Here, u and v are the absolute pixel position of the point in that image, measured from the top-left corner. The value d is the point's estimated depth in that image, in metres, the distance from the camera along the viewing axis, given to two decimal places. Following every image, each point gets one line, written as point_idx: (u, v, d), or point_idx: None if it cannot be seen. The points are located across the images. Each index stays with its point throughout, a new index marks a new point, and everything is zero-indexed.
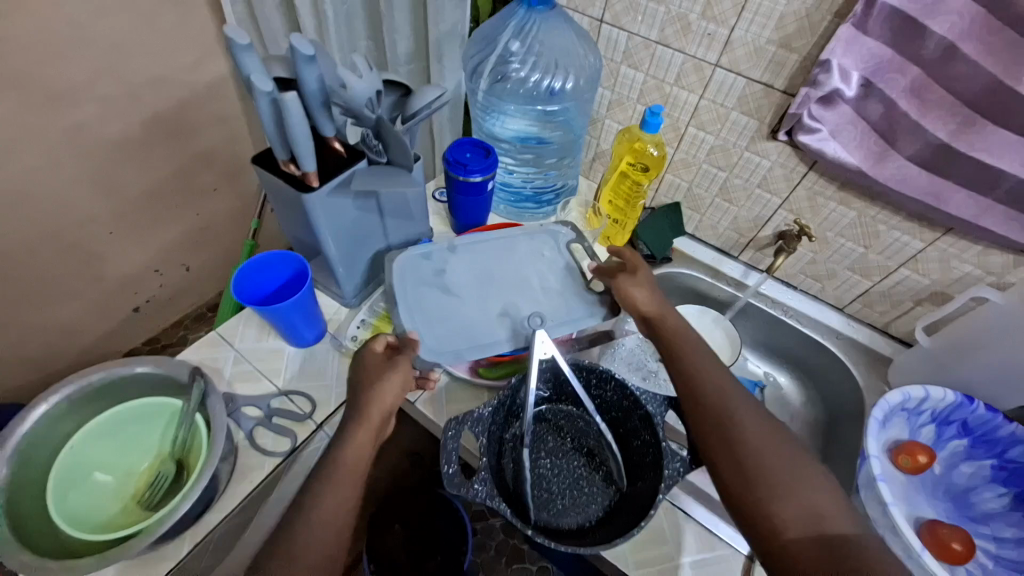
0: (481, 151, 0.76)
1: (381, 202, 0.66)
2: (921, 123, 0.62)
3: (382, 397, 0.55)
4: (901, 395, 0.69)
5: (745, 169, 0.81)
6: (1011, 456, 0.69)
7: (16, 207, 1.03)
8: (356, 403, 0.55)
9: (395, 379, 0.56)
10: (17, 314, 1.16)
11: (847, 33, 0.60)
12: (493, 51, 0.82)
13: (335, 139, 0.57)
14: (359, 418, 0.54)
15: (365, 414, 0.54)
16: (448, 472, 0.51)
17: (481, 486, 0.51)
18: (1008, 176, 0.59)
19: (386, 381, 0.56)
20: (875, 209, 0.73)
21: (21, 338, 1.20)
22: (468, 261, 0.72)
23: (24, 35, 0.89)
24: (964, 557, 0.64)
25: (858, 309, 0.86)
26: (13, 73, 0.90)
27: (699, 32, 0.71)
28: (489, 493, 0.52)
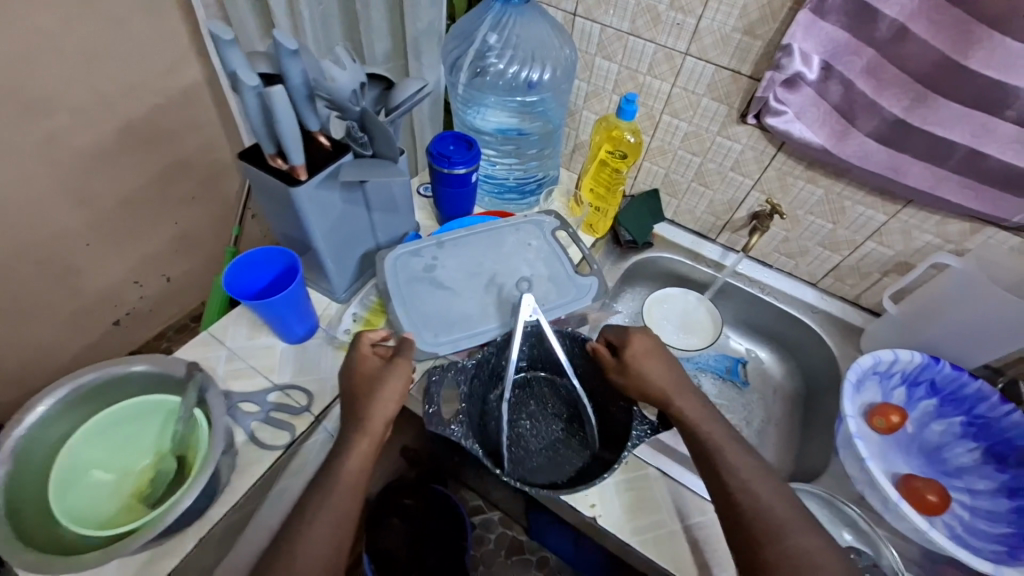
0: (463, 144, 0.78)
1: (368, 195, 0.67)
2: (878, 101, 0.66)
3: (383, 395, 0.55)
4: (873, 359, 0.74)
5: (717, 153, 0.84)
6: (979, 411, 0.73)
7: None
8: (354, 392, 0.56)
9: (398, 380, 0.57)
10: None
11: (806, 18, 0.63)
12: (471, 46, 0.84)
13: (320, 133, 0.59)
14: (362, 421, 0.54)
15: (368, 413, 0.54)
16: (429, 411, 0.57)
17: (457, 427, 0.57)
18: (959, 147, 0.64)
19: (389, 382, 0.56)
20: (841, 186, 0.77)
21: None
22: (456, 252, 0.74)
23: None
24: (938, 507, 0.68)
25: (830, 283, 0.90)
26: None
27: (668, 22, 0.74)
28: (464, 434, 0.57)
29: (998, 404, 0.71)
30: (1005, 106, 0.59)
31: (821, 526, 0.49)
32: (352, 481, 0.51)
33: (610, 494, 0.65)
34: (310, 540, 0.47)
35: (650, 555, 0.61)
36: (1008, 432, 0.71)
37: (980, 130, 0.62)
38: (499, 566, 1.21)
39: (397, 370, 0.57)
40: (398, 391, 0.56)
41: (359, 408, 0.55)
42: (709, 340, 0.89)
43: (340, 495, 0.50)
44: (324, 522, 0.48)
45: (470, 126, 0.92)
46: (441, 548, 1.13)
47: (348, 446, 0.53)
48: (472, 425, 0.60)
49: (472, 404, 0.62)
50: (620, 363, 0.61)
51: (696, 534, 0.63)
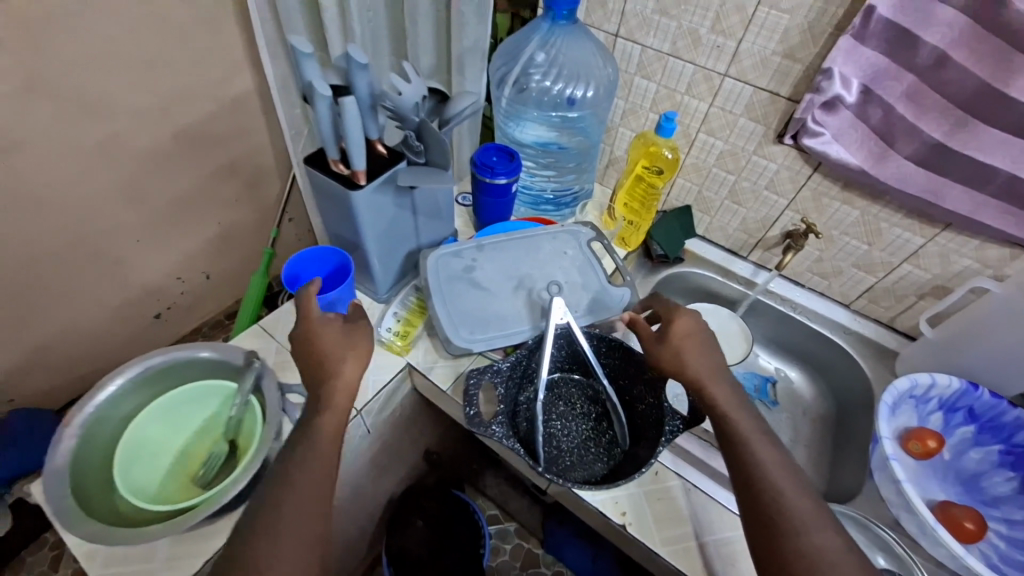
0: (506, 156, 0.81)
1: (415, 201, 0.70)
2: (918, 125, 0.67)
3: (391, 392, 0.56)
4: (909, 382, 0.73)
5: (752, 172, 0.86)
6: (1017, 440, 0.72)
7: (53, 214, 1.08)
8: (310, 358, 0.55)
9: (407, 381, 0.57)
10: (46, 318, 1.20)
11: (847, 44, 0.65)
12: (516, 63, 0.88)
13: (378, 141, 0.62)
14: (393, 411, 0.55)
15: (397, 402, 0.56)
16: (470, 413, 0.58)
17: (498, 427, 0.58)
18: (1001, 172, 0.64)
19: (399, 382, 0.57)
20: (877, 208, 0.78)
21: (47, 341, 1.24)
22: (496, 257, 0.76)
23: (70, 51, 0.94)
24: (976, 535, 0.67)
25: (864, 305, 0.89)
26: (58, 87, 0.96)
27: (708, 45, 0.77)
28: (506, 434, 0.58)
29: None
30: None
31: None
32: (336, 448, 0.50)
33: (640, 503, 0.65)
34: (297, 510, 0.45)
35: (680, 566, 0.61)
36: None
37: (1022, 156, 0.62)
38: None
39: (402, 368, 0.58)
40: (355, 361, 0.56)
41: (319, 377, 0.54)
42: (739, 356, 0.89)
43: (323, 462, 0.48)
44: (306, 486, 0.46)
45: (509, 138, 0.95)
46: (459, 553, 1.13)
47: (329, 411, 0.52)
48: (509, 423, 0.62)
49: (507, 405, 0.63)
50: (657, 336, 0.63)
51: (726, 548, 0.63)
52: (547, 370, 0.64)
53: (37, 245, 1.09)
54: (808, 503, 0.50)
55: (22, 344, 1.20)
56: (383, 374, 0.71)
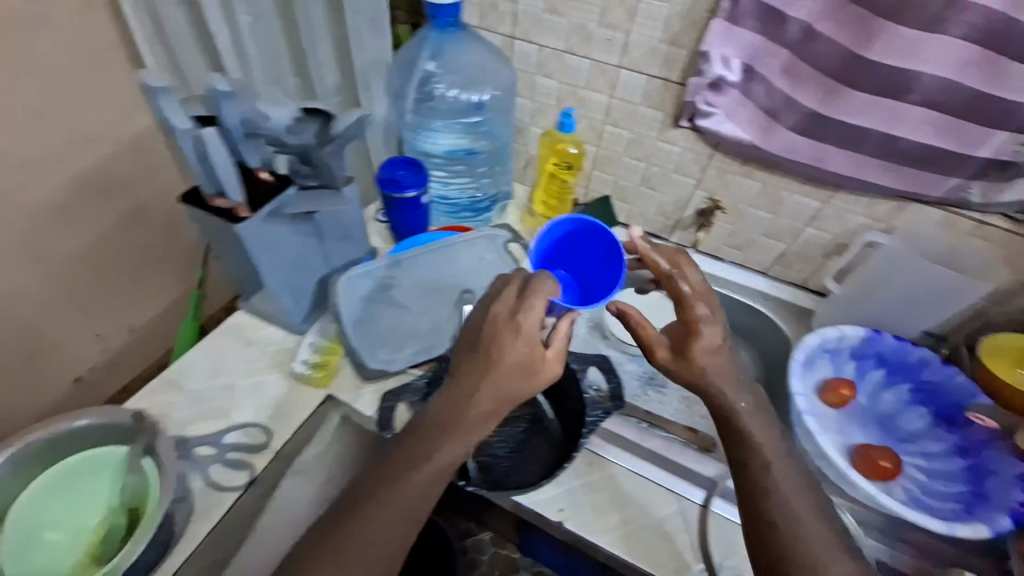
0: (413, 167, 0.79)
1: (319, 226, 0.67)
2: (796, 97, 0.70)
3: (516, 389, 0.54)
4: (819, 337, 0.78)
5: (659, 157, 0.88)
6: (925, 378, 0.78)
7: None
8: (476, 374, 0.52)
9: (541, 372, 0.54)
10: None
11: (720, 27, 0.68)
12: (412, 75, 0.87)
13: (262, 169, 0.60)
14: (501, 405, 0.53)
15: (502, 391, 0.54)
16: None
17: None
18: (872, 132, 0.68)
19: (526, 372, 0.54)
20: (775, 178, 0.81)
21: None
22: (412, 271, 0.74)
23: None
24: (891, 472, 0.71)
25: (779, 271, 0.93)
26: None
27: (599, 39, 0.78)
28: None
29: (940, 368, 0.76)
30: (909, 91, 0.64)
31: (795, 510, 0.50)
32: (438, 471, 0.51)
33: (577, 497, 0.66)
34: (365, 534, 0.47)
35: (621, 553, 0.63)
36: (953, 394, 0.75)
37: (891, 115, 0.66)
38: None
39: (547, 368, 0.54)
40: (522, 385, 0.52)
41: (472, 394, 0.52)
42: None
43: (413, 493, 0.49)
44: (381, 516, 0.48)
45: (418, 150, 0.94)
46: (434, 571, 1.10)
47: (459, 426, 0.52)
48: None
49: None
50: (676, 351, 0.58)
51: (664, 526, 0.65)
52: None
53: None
54: None
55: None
56: (302, 411, 0.69)
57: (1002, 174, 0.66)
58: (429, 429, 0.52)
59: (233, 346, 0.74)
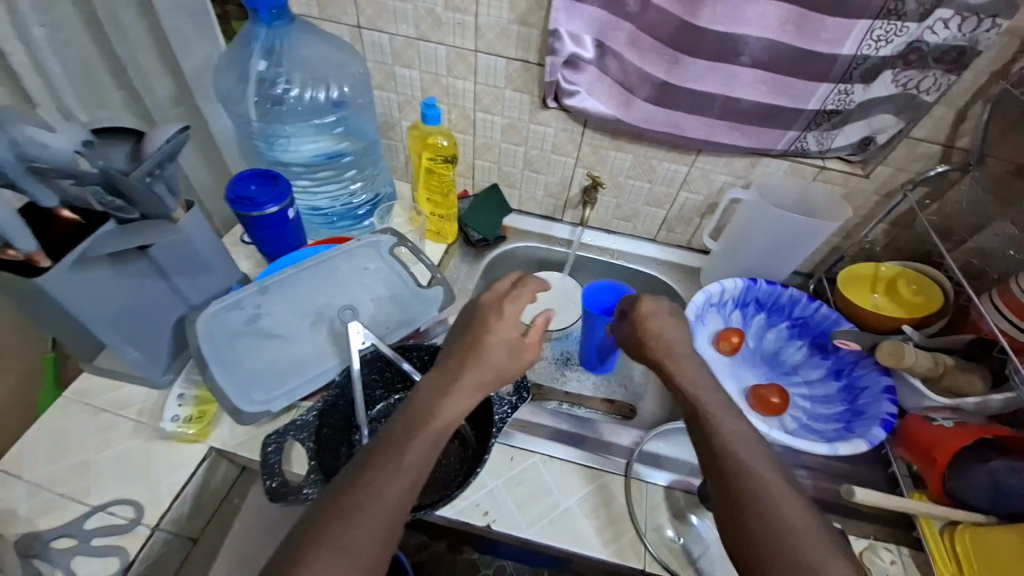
0: (267, 180, 0.72)
1: (159, 263, 0.59)
2: (645, 68, 0.72)
3: (486, 369, 0.53)
4: (704, 294, 0.82)
5: (536, 140, 0.87)
6: (797, 313, 0.85)
7: None
8: (469, 355, 0.54)
9: (508, 351, 0.55)
10: None
11: (562, 3, 0.67)
12: (245, 76, 0.77)
13: (63, 207, 0.52)
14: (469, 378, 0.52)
15: (466, 370, 0.53)
16: (272, 485, 0.52)
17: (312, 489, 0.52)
18: (715, 96, 0.72)
19: (495, 348, 0.55)
20: (644, 148, 0.84)
21: None
22: (287, 297, 0.69)
23: None
24: (778, 406, 0.78)
25: (665, 236, 0.98)
26: None
27: (449, 23, 0.74)
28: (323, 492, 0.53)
29: (807, 303, 0.84)
30: (739, 54, 0.67)
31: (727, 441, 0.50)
32: (427, 459, 0.46)
33: (500, 496, 0.65)
34: (349, 533, 0.40)
35: (551, 541, 0.62)
36: (821, 324, 0.83)
37: (728, 78, 0.70)
38: None
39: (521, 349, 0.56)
40: (511, 364, 0.55)
41: (463, 373, 0.53)
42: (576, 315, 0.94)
43: (403, 481, 0.44)
44: (368, 512, 0.41)
45: (274, 161, 0.86)
46: None
47: (449, 406, 0.50)
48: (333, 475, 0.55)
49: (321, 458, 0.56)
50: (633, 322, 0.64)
51: (588, 504, 0.65)
52: (360, 402, 0.59)
53: None
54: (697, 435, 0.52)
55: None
56: (179, 473, 0.60)
57: (830, 122, 0.73)
58: (413, 416, 0.49)
59: (82, 415, 0.64)
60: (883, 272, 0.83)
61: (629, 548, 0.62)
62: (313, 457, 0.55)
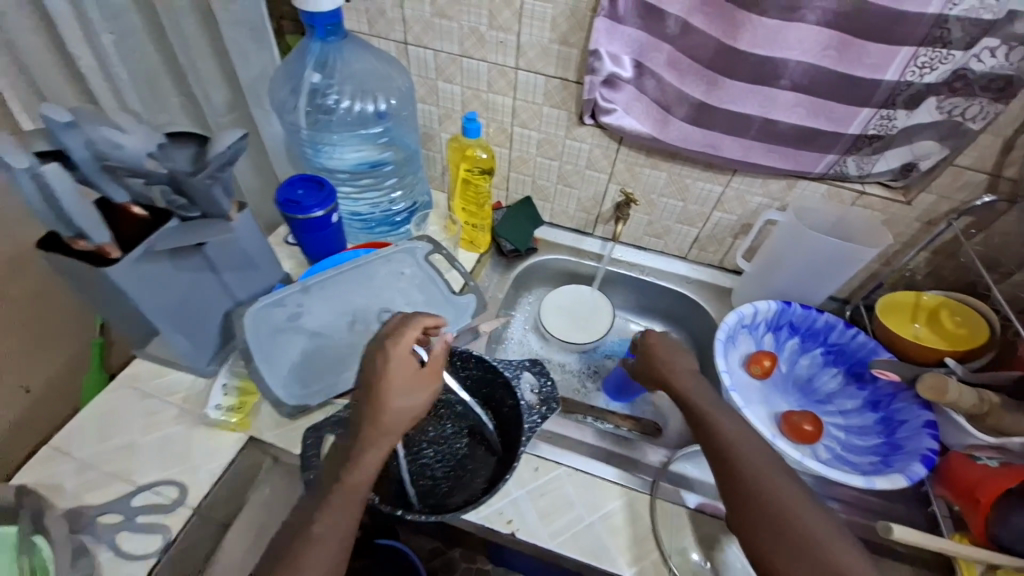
0: (314, 185, 0.75)
1: (211, 258, 0.63)
2: (683, 88, 0.73)
3: (389, 416, 0.50)
4: (736, 315, 0.82)
5: (570, 155, 0.89)
6: (832, 340, 0.84)
7: None
8: (369, 409, 0.50)
9: (409, 389, 0.52)
10: None
11: (604, 25, 0.69)
12: (298, 86, 0.82)
13: (133, 204, 0.55)
14: (374, 429, 0.50)
15: (375, 415, 0.50)
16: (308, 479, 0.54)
17: None
18: (754, 118, 0.73)
19: (393, 391, 0.51)
20: (679, 166, 0.85)
21: None
22: (326, 297, 0.71)
23: None
24: (812, 434, 0.75)
25: (697, 254, 0.98)
26: None
27: (493, 41, 0.77)
28: None
29: (844, 330, 0.82)
30: (779, 77, 0.68)
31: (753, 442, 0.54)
32: (344, 526, 0.48)
33: (524, 505, 0.65)
34: None
35: (572, 554, 0.62)
36: (858, 351, 0.81)
37: (766, 100, 0.70)
38: None
39: (417, 383, 0.52)
40: (414, 409, 0.52)
41: (365, 429, 0.50)
42: (603, 328, 0.94)
43: (322, 549, 0.47)
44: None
45: (320, 168, 0.90)
46: None
47: (354, 471, 0.49)
48: None
49: None
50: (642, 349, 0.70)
51: (611, 519, 0.65)
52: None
53: None
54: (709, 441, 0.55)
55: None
56: (220, 459, 0.63)
57: (871, 147, 0.72)
58: (325, 485, 0.50)
59: (131, 399, 0.67)
60: (925, 301, 0.81)
61: (651, 568, 0.61)
62: None
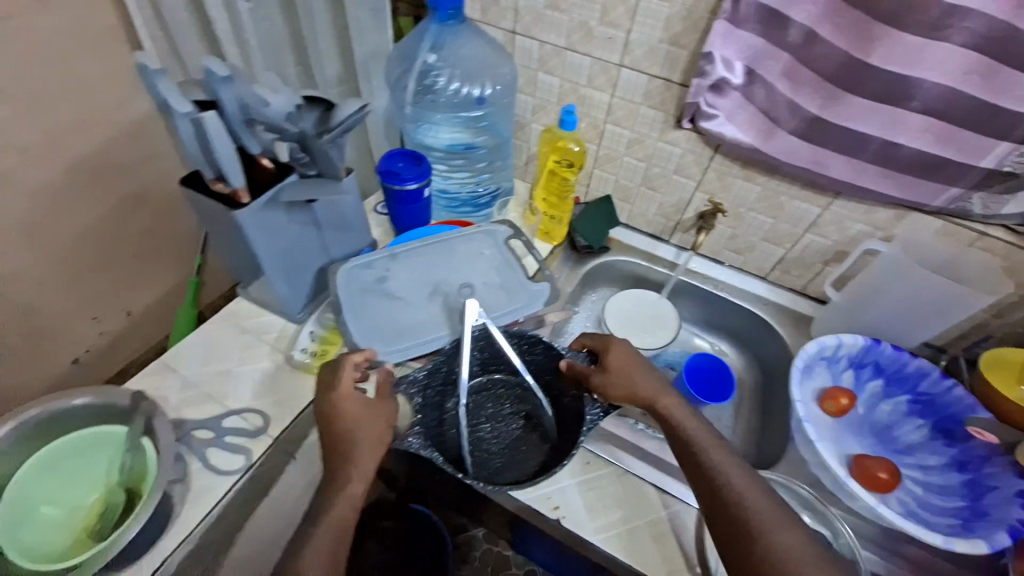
0: (413, 160, 0.80)
1: (318, 215, 0.68)
2: (796, 100, 0.70)
3: (361, 446, 0.54)
4: (817, 345, 0.78)
5: (661, 158, 0.88)
6: (922, 388, 0.77)
7: None
8: (334, 447, 0.55)
9: (369, 416, 0.56)
10: None
11: (722, 27, 0.67)
12: (412, 66, 0.86)
13: (263, 156, 0.61)
14: (345, 459, 0.54)
15: (345, 448, 0.54)
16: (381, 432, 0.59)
17: (414, 439, 0.59)
18: (871, 139, 0.68)
19: (355, 423, 0.55)
20: (776, 181, 0.81)
21: None
22: (409, 266, 0.75)
23: None
24: (886, 483, 0.71)
25: (779, 276, 0.94)
26: None
27: (601, 37, 0.77)
28: (422, 444, 0.59)
29: (939, 379, 0.75)
30: (910, 98, 0.63)
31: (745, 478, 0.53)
32: (331, 553, 0.49)
33: (571, 494, 0.66)
34: None
35: (613, 551, 0.62)
36: (951, 406, 0.75)
37: (890, 122, 0.66)
38: None
39: (377, 407, 0.57)
40: (375, 436, 0.55)
41: (337, 464, 0.54)
42: (667, 337, 0.92)
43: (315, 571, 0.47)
44: None
45: (419, 144, 0.94)
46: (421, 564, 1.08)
47: (335, 502, 0.52)
48: (427, 432, 0.63)
49: (424, 414, 0.64)
50: (597, 370, 0.62)
51: (658, 527, 0.64)
52: (464, 374, 0.64)
53: None
54: (697, 467, 0.54)
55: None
56: (300, 398, 0.69)
57: (1004, 185, 0.66)
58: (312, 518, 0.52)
59: (231, 332, 0.75)
60: None
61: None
62: (416, 412, 0.62)
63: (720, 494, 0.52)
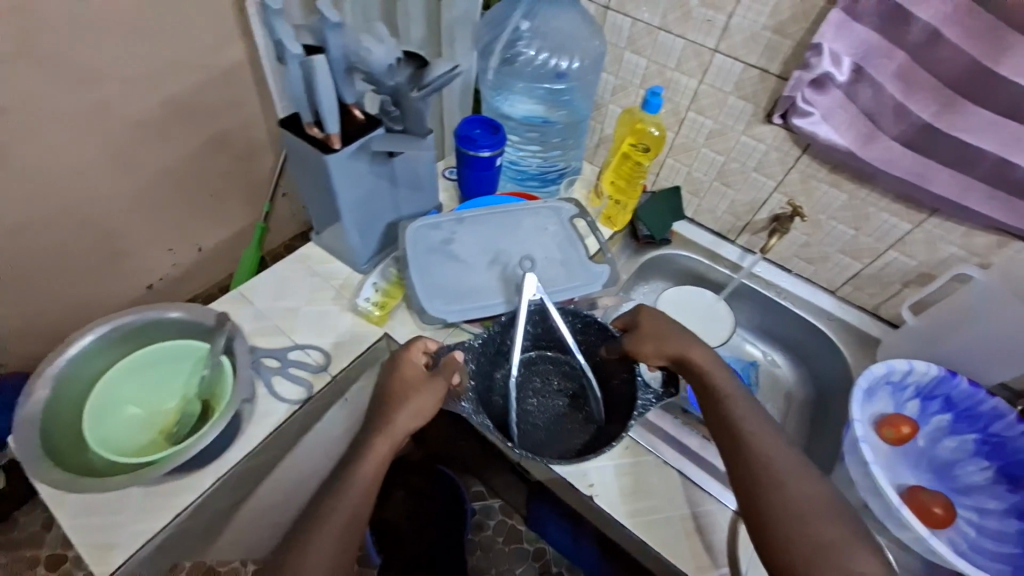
0: (490, 128, 0.80)
1: (396, 169, 0.70)
2: (907, 104, 0.65)
3: (404, 412, 0.57)
4: (886, 367, 0.73)
5: (741, 153, 0.84)
6: (994, 430, 0.72)
7: (60, 181, 1.12)
8: (383, 408, 0.58)
9: (418, 389, 0.59)
10: (63, 292, 1.28)
11: (837, 18, 0.63)
12: (502, 32, 0.87)
13: (355, 106, 0.63)
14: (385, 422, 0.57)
15: (388, 412, 0.57)
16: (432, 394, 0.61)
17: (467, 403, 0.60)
18: (986, 155, 0.63)
19: (405, 391, 0.59)
20: (866, 191, 0.76)
21: (65, 301, 1.30)
22: (475, 231, 0.77)
23: (70, 17, 0.96)
24: (938, 519, 0.68)
25: (850, 292, 0.89)
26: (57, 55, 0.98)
27: (698, 18, 0.75)
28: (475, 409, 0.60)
29: (1014, 423, 0.70)
30: None
31: (802, 477, 0.51)
32: (361, 497, 0.51)
33: (609, 476, 0.67)
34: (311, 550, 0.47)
35: (644, 537, 0.63)
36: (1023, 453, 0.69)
37: (1013, 138, 0.60)
38: (496, 553, 1.19)
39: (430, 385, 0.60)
40: (416, 405, 0.58)
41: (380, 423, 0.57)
42: (719, 339, 0.90)
43: (340, 516, 0.49)
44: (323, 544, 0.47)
45: (497, 112, 0.94)
46: (440, 523, 1.13)
47: (369, 451, 0.54)
48: (479, 399, 0.64)
49: (478, 380, 0.65)
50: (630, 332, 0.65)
51: (692, 522, 0.64)
52: (519, 345, 0.65)
53: (46, 208, 1.13)
54: (741, 457, 0.54)
55: (41, 317, 1.28)
56: (359, 344, 0.73)
57: None
58: (352, 455, 0.55)
59: (301, 273, 0.79)
60: None
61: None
62: (471, 377, 0.64)
63: (757, 486, 0.51)
